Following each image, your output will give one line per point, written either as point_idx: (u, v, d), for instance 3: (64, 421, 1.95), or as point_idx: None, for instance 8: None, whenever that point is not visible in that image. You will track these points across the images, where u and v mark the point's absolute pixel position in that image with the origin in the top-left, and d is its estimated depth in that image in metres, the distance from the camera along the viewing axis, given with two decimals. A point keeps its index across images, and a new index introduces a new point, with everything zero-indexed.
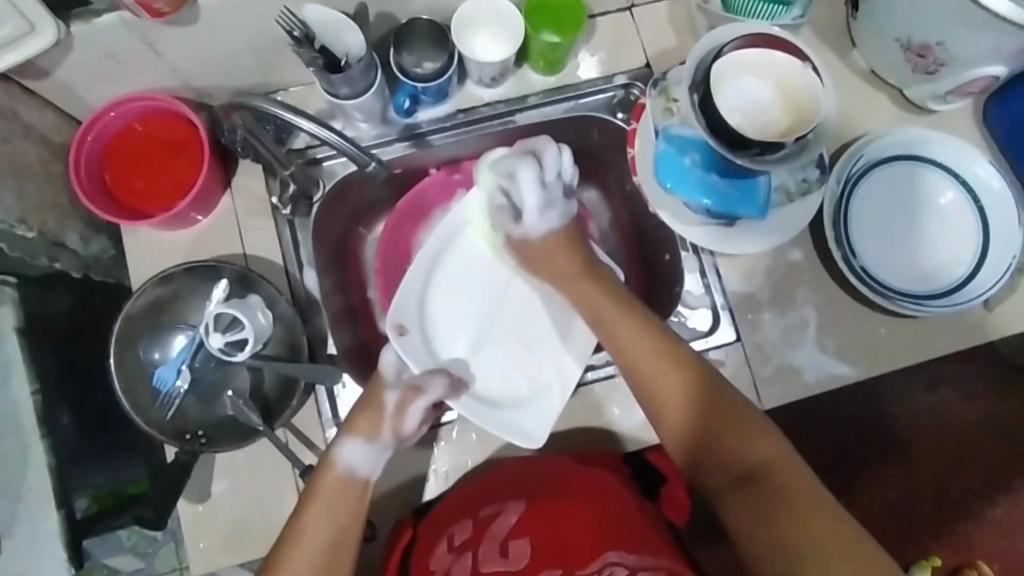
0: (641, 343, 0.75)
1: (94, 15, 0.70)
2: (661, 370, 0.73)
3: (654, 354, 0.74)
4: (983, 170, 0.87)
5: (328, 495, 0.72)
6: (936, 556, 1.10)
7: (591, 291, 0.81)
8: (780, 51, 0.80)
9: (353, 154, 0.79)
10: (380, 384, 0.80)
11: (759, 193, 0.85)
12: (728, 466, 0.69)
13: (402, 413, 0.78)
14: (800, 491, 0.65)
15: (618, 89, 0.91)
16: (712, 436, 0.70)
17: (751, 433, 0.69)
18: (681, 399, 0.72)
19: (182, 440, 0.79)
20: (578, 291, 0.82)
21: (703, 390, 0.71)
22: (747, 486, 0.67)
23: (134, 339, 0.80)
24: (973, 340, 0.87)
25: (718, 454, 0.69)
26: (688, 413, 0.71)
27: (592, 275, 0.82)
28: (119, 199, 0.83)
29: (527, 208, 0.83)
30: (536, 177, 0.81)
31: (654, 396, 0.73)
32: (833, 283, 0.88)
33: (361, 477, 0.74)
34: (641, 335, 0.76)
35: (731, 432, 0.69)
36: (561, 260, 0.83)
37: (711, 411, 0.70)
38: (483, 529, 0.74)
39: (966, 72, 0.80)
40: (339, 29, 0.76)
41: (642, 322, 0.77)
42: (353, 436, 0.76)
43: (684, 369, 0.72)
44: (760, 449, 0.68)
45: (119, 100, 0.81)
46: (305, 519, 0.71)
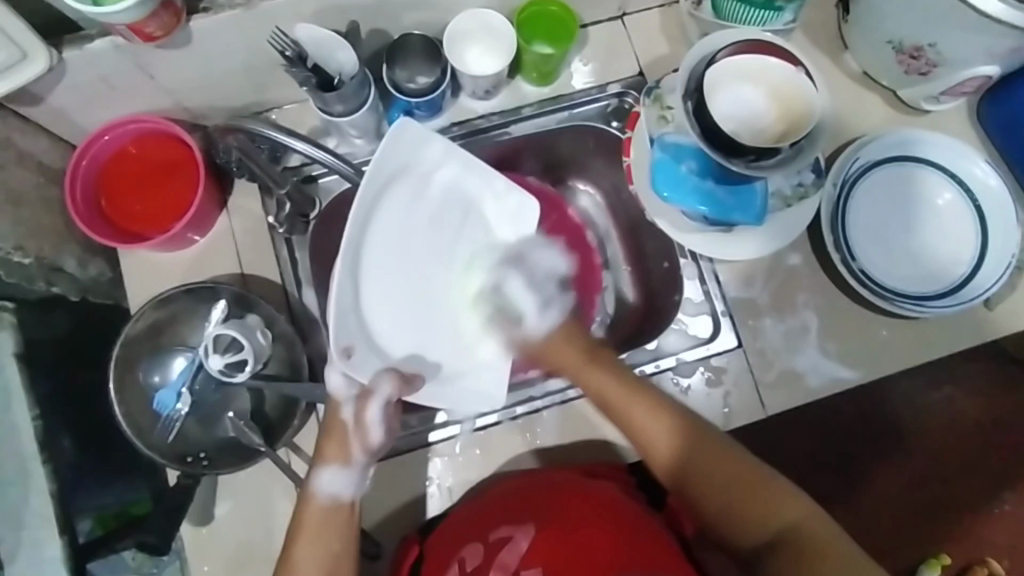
0: (651, 422, 0.75)
1: (86, 41, 0.70)
2: (656, 433, 0.74)
3: (666, 424, 0.74)
4: (979, 169, 0.87)
5: (315, 527, 0.70)
6: (945, 555, 1.10)
7: (598, 376, 0.78)
8: (771, 57, 0.80)
9: (348, 174, 0.79)
10: (336, 405, 0.75)
11: (756, 199, 0.84)
12: (756, 530, 0.71)
13: (362, 426, 0.74)
14: (830, 548, 0.68)
15: (611, 98, 0.91)
16: (736, 503, 0.71)
17: (775, 499, 0.71)
18: (685, 459, 0.73)
19: (184, 463, 0.78)
20: (586, 377, 0.79)
21: (717, 461, 0.72)
22: (777, 548, 0.69)
23: (133, 362, 0.80)
24: (974, 340, 0.87)
25: (746, 522, 0.71)
26: (696, 472, 0.73)
27: (599, 361, 0.80)
28: (116, 223, 0.83)
29: (528, 313, 0.89)
30: (525, 281, 0.91)
31: (678, 478, 0.73)
32: (833, 287, 0.88)
33: (347, 500, 0.72)
34: (648, 413, 0.75)
35: (751, 498, 0.71)
36: (566, 352, 0.82)
37: (734, 483, 0.72)
38: (494, 554, 0.74)
39: (960, 73, 0.81)
40: (332, 48, 0.77)
41: (650, 399, 0.76)
42: (326, 465, 0.73)
43: (699, 436, 0.73)
44: (787, 511, 0.70)
45: (113, 124, 0.80)
46: (297, 553, 0.70)
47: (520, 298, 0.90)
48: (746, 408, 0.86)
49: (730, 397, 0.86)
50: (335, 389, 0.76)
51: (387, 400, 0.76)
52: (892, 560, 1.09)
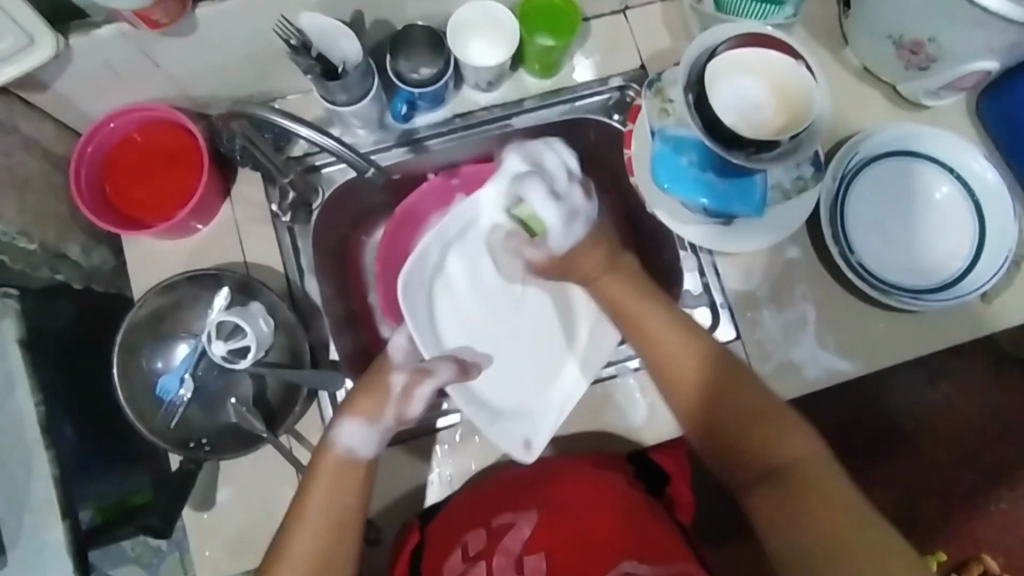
0: (668, 336, 0.75)
1: (92, 27, 0.70)
2: (673, 348, 0.74)
3: (677, 340, 0.74)
4: (977, 164, 0.88)
5: (329, 478, 0.71)
6: (940, 550, 1.10)
7: (617, 286, 0.79)
8: (772, 50, 0.80)
9: (353, 160, 0.79)
10: (384, 368, 0.77)
11: (756, 191, 0.85)
12: (755, 458, 0.69)
13: (407, 398, 0.75)
14: (829, 488, 0.66)
15: (612, 92, 0.92)
16: (741, 428, 0.70)
17: (780, 433, 0.69)
18: (696, 378, 0.73)
19: (186, 448, 0.79)
20: (602, 287, 0.80)
21: (732, 389, 0.72)
22: (769, 480, 0.68)
23: (137, 348, 0.80)
24: (971, 333, 0.88)
25: (746, 449, 0.70)
26: (704, 392, 0.73)
27: (618, 270, 0.79)
28: (120, 210, 0.83)
29: (550, 225, 0.78)
30: (546, 189, 0.78)
31: (679, 393, 0.74)
32: (831, 279, 0.89)
33: (363, 458, 0.72)
34: (671, 333, 0.75)
35: (758, 428, 0.69)
36: (592, 260, 0.79)
37: (741, 410, 0.70)
38: (496, 539, 0.74)
39: (959, 67, 0.81)
40: (336, 36, 0.77)
41: (665, 309, 0.77)
42: (353, 418, 0.73)
43: (711, 361, 0.73)
44: (790, 445, 0.68)
45: (119, 111, 0.81)
46: (308, 502, 0.70)
47: (539, 209, 0.78)
48: None
49: None
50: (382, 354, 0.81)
51: (441, 383, 0.81)
52: None
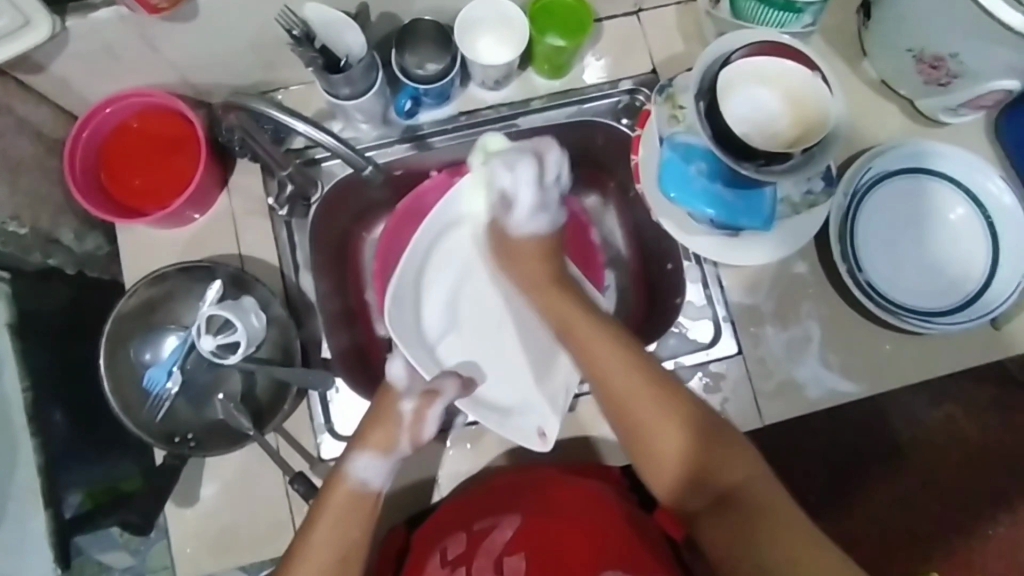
0: (615, 370, 0.71)
1: (90, 9, 0.68)
2: (619, 377, 0.71)
3: (627, 374, 0.71)
4: (995, 186, 0.85)
5: (338, 511, 0.70)
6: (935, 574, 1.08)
7: (564, 302, 0.78)
8: (788, 60, 0.78)
9: (351, 158, 0.77)
10: (393, 395, 0.76)
11: (765, 204, 0.83)
12: (703, 488, 0.69)
13: (419, 422, 0.74)
14: (777, 513, 0.66)
15: (622, 95, 0.90)
16: (691, 456, 0.69)
17: (729, 458, 0.68)
18: (667, 429, 0.69)
19: (171, 443, 0.77)
20: (548, 300, 0.79)
21: (687, 423, 0.69)
22: (721, 509, 0.68)
23: (125, 339, 0.79)
24: (979, 359, 0.86)
25: (701, 475, 0.69)
26: (676, 433, 0.69)
27: (563, 288, 0.79)
28: (114, 196, 0.81)
29: (520, 204, 0.78)
30: (524, 176, 0.77)
31: (631, 429, 0.71)
32: (838, 297, 0.87)
33: (373, 490, 0.72)
34: (633, 377, 0.71)
35: (724, 467, 0.68)
36: (535, 265, 0.79)
37: (694, 439, 0.69)
38: (477, 543, 0.73)
39: (979, 85, 0.79)
40: (340, 29, 0.75)
41: (615, 344, 0.73)
42: (365, 450, 0.73)
43: (664, 391, 0.70)
44: (741, 470, 0.68)
45: (115, 97, 0.79)
46: (316, 528, 0.70)
47: (518, 188, 0.77)
48: (743, 417, 0.85)
49: (727, 404, 0.85)
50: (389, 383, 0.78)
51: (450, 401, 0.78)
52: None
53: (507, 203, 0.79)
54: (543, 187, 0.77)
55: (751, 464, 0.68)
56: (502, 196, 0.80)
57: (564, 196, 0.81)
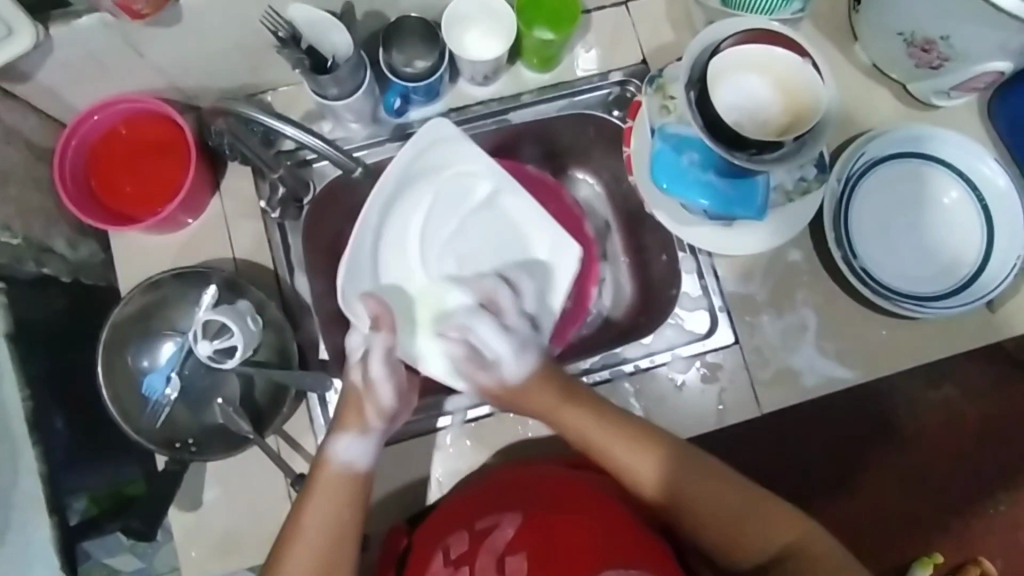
0: (633, 457, 0.73)
1: (73, 17, 0.68)
2: (637, 462, 0.73)
3: (631, 445, 0.73)
4: (988, 169, 0.85)
5: (331, 487, 0.71)
6: (936, 554, 1.09)
7: (580, 417, 0.74)
8: (778, 47, 0.78)
9: (338, 159, 0.77)
10: (362, 392, 0.74)
11: (758, 193, 0.83)
12: (767, 544, 0.71)
13: (373, 387, 0.74)
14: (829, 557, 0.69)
15: (613, 87, 0.89)
16: (724, 527, 0.71)
17: (766, 526, 0.71)
18: (663, 486, 0.72)
19: (172, 449, 0.78)
20: (564, 420, 0.75)
21: (692, 481, 0.72)
22: (782, 563, 0.70)
23: (121, 347, 0.79)
24: (976, 341, 0.86)
25: (748, 545, 0.71)
26: (666, 485, 0.72)
27: (576, 400, 0.75)
28: (106, 204, 0.81)
29: (502, 358, 0.75)
30: (534, 292, 0.86)
31: (635, 484, 0.73)
32: (833, 284, 0.87)
33: (360, 470, 0.72)
34: (624, 441, 0.73)
35: (748, 524, 0.71)
36: (546, 399, 0.75)
37: (727, 510, 0.71)
38: (479, 541, 0.72)
39: (971, 68, 0.78)
40: (327, 29, 0.75)
41: (611, 416, 0.75)
42: (343, 433, 0.73)
43: (661, 450, 0.73)
44: (786, 530, 0.71)
45: (104, 104, 0.79)
46: (304, 513, 0.70)
47: (493, 344, 0.76)
48: (741, 407, 0.85)
49: (725, 394, 0.85)
50: (354, 382, 0.75)
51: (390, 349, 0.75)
52: (884, 559, 1.09)
53: (483, 310, 0.80)
54: (522, 313, 0.80)
55: (789, 519, 0.71)
56: (478, 356, 0.77)
57: (538, 332, 0.79)
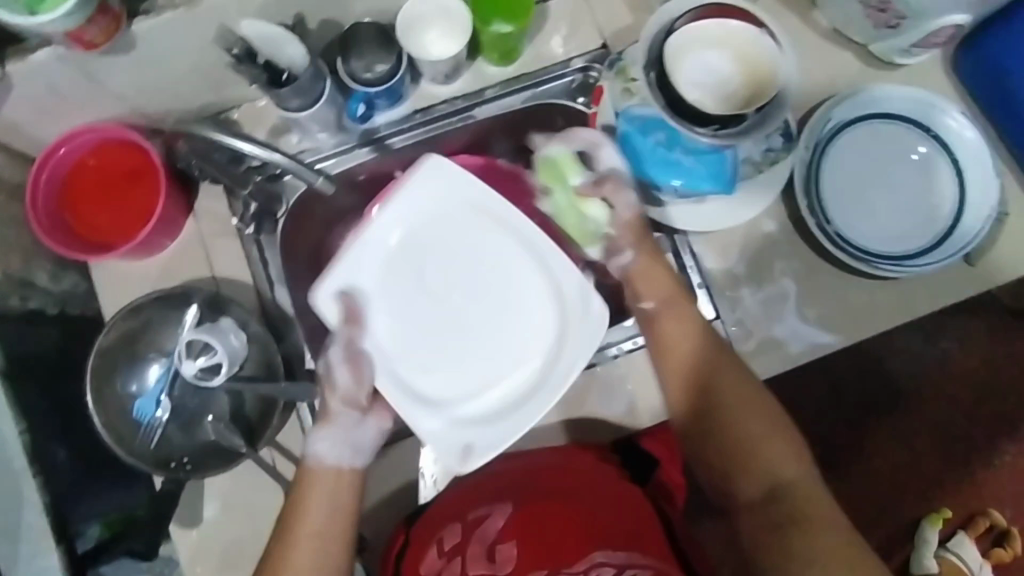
0: (682, 335, 0.74)
1: (28, 52, 0.69)
2: (678, 340, 0.74)
3: (687, 334, 0.74)
4: (955, 123, 0.85)
5: (321, 485, 0.71)
6: (945, 509, 1.09)
7: (644, 271, 0.78)
8: (734, 20, 0.78)
9: (300, 172, 0.78)
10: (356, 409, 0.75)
11: (726, 167, 0.83)
12: (759, 477, 0.67)
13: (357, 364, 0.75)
14: (826, 520, 0.63)
15: (575, 74, 0.89)
16: (739, 434, 0.68)
17: (782, 452, 0.67)
18: (690, 366, 0.73)
19: (167, 469, 0.79)
20: (643, 277, 0.78)
21: (732, 378, 0.71)
22: (770, 501, 0.66)
23: (109, 373, 0.80)
24: (956, 296, 0.86)
25: (755, 463, 0.67)
26: (691, 359, 0.73)
27: (657, 259, 0.79)
28: (82, 235, 0.82)
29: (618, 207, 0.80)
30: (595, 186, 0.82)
31: (663, 339, 0.75)
32: (811, 251, 0.87)
33: (349, 465, 0.72)
34: (686, 336, 0.74)
35: (763, 446, 0.68)
36: (632, 236, 0.79)
37: (752, 413, 0.69)
38: (471, 532, 0.74)
39: (929, 24, 0.78)
40: (278, 42, 0.74)
41: (689, 315, 0.75)
42: (327, 426, 0.74)
43: (712, 347, 0.73)
44: (791, 469, 0.66)
45: (69, 136, 0.80)
46: (311, 501, 0.70)
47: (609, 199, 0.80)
48: None
49: None
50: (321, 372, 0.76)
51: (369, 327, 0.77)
52: (892, 519, 1.09)
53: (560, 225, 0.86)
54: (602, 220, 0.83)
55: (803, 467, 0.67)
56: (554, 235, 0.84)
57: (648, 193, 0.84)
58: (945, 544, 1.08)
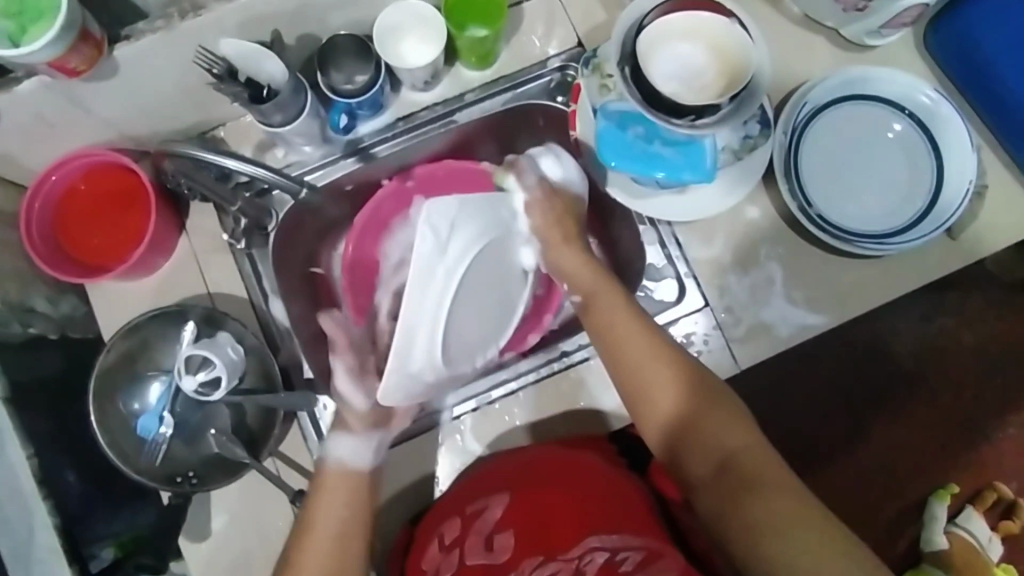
0: (621, 324, 0.75)
1: (14, 83, 0.70)
2: (620, 330, 0.74)
3: (626, 323, 0.75)
4: (928, 99, 0.86)
5: (331, 490, 0.73)
6: (952, 484, 1.07)
7: (572, 256, 0.81)
8: (703, 11, 0.79)
9: (286, 184, 0.81)
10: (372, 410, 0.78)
11: (705, 156, 0.83)
12: (705, 454, 0.68)
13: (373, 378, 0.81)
14: (775, 482, 0.64)
15: (553, 73, 0.91)
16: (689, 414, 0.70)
17: (725, 423, 0.69)
18: (630, 353, 0.73)
19: (174, 483, 0.80)
20: (562, 258, 0.82)
21: (677, 366, 0.72)
22: (721, 475, 0.67)
23: (111, 393, 0.81)
24: (940, 270, 0.87)
25: (699, 442, 0.69)
26: (640, 344, 0.73)
27: (575, 245, 0.82)
28: (78, 259, 0.84)
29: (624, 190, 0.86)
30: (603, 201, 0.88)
31: (604, 330, 0.75)
32: (795, 235, 0.88)
33: (358, 469, 0.75)
34: (626, 325, 0.75)
35: (707, 423, 0.69)
36: (559, 223, 0.83)
37: (694, 395, 0.70)
38: (469, 524, 0.75)
39: (895, 4, 0.79)
40: (258, 58, 0.75)
41: (626, 302, 0.77)
42: (342, 430, 0.78)
43: (648, 333, 0.74)
44: (738, 437, 0.68)
45: (59, 163, 0.81)
46: (317, 518, 0.72)
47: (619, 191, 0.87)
48: (720, 366, 0.87)
49: (703, 357, 0.87)
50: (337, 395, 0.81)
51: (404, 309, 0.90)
52: (899, 500, 1.07)
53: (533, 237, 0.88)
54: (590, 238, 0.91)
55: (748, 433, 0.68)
56: None
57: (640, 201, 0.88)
58: (955, 521, 1.06)
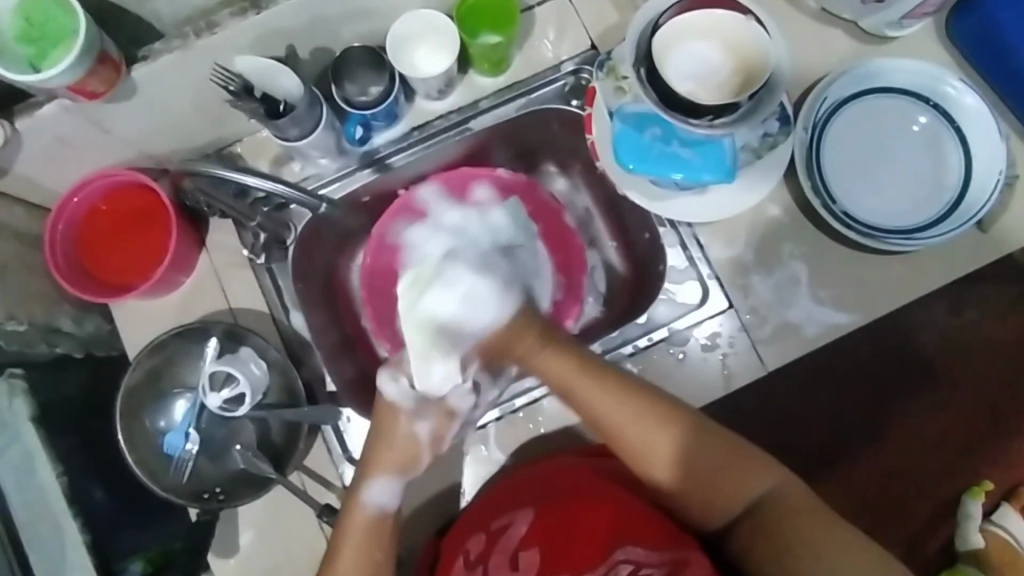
0: (613, 405, 0.71)
1: (35, 107, 0.71)
2: (609, 408, 0.71)
3: (619, 407, 0.71)
4: (954, 89, 0.84)
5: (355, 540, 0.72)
6: (986, 481, 0.99)
7: (546, 356, 0.74)
8: (718, 9, 0.78)
9: (305, 199, 0.81)
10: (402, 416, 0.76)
11: (725, 156, 0.82)
12: (732, 502, 0.70)
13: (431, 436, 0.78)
14: (807, 516, 0.68)
15: (567, 77, 0.90)
16: (701, 474, 0.70)
17: (748, 471, 0.70)
18: (628, 436, 0.71)
19: (201, 500, 0.81)
20: (537, 363, 0.75)
21: (686, 434, 0.70)
22: (752, 519, 0.69)
23: (138, 410, 0.82)
24: (972, 263, 0.85)
25: (726, 493, 0.70)
26: (635, 424, 0.71)
27: (555, 341, 0.75)
28: (102, 279, 0.85)
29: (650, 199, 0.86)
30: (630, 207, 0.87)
31: (591, 413, 0.72)
32: (819, 233, 0.86)
33: (389, 512, 0.74)
34: (614, 402, 0.71)
35: (729, 473, 0.69)
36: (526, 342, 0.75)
37: (703, 456, 0.70)
38: (495, 541, 0.74)
39: None
40: (273, 74, 0.77)
41: (612, 383, 0.72)
42: (378, 474, 0.75)
43: (646, 410, 0.71)
44: (765, 480, 0.69)
45: (81, 184, 0.83)
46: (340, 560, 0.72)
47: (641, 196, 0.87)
48: (746, 367, 0.85)
49: (728, 359, 0.86)
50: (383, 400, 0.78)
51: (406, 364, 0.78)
52: (929, 499, 1.00)
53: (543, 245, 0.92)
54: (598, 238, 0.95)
55: (772, 473, 0.69)
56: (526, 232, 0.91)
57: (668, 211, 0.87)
58: (988, 519, 0.99)
